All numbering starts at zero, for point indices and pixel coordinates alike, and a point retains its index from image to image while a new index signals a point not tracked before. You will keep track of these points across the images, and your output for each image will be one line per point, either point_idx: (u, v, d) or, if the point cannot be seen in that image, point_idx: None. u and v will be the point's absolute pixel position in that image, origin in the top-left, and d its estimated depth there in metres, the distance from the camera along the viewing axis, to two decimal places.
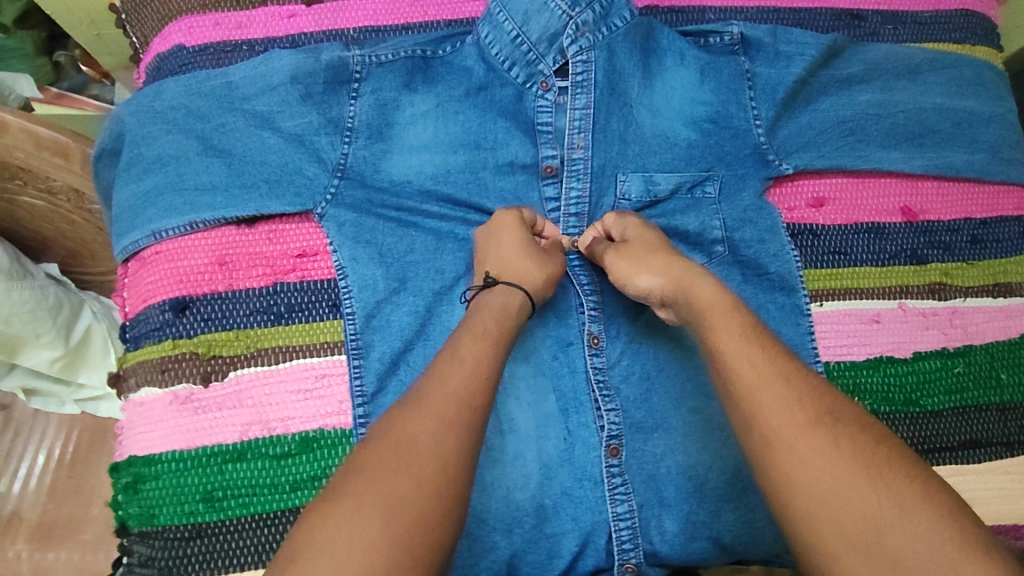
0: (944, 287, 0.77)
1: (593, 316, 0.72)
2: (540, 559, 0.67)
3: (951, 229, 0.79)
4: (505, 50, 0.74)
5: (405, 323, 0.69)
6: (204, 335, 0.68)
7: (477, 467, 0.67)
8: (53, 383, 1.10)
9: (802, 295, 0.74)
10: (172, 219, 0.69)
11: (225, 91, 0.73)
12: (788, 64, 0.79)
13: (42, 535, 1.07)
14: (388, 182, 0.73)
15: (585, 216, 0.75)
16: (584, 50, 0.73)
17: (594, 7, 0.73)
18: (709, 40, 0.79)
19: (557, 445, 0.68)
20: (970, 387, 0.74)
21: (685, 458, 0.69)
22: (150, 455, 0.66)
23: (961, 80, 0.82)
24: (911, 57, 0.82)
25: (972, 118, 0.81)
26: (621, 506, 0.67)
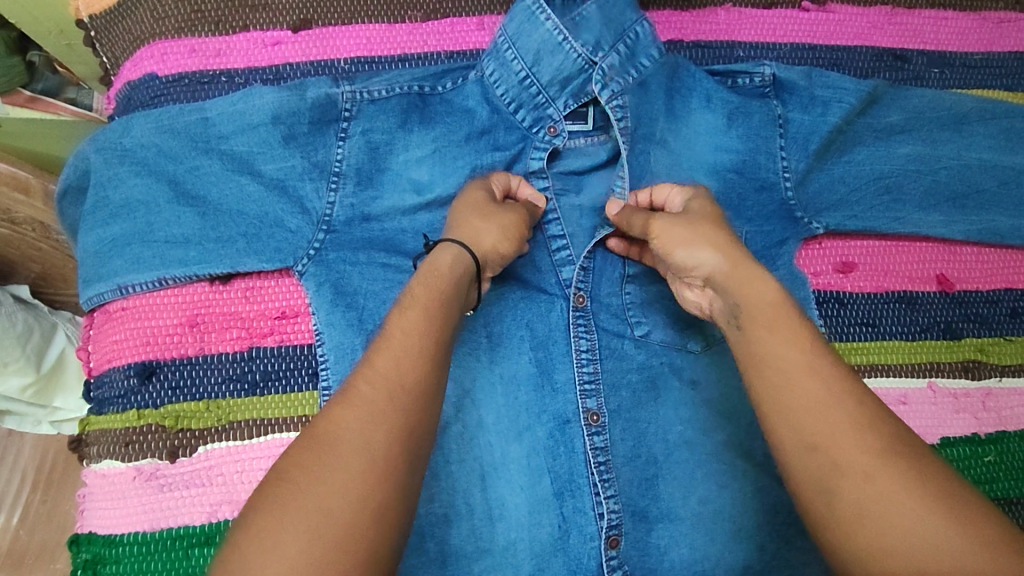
0: (979, 365, 0.72)
1: (592, 390, 0.65)
2: None
3: (989, 301, 0.74)
4: (512, 91, 0.66)
5: None
6: (171, 405, 0.63)
7: (464, 558, 0.63)
8: (25, 405, 0.97)
9: None
10: (141, 273, 0.63)
11: (201, 129, 0.65)
12: (824, 111, 0.71)
13: (11, 562, 0.99)
14: (375, 234, 0.65)
15: (591, 274, 0.68)
16: (617, 94, 0.65)
17: (618, 48, 0.65)
18: (738, 80, 0.70)
19: (550, 532, 0.63)
20: (1001, 478, 0.69)
21: (690, 552, 0.64)
22: (111, 536, 0.61)
23: (1010, 132, 0.73)
24: (958, 107, 0.73)
25: (1021, 177, 0.72)
26: None
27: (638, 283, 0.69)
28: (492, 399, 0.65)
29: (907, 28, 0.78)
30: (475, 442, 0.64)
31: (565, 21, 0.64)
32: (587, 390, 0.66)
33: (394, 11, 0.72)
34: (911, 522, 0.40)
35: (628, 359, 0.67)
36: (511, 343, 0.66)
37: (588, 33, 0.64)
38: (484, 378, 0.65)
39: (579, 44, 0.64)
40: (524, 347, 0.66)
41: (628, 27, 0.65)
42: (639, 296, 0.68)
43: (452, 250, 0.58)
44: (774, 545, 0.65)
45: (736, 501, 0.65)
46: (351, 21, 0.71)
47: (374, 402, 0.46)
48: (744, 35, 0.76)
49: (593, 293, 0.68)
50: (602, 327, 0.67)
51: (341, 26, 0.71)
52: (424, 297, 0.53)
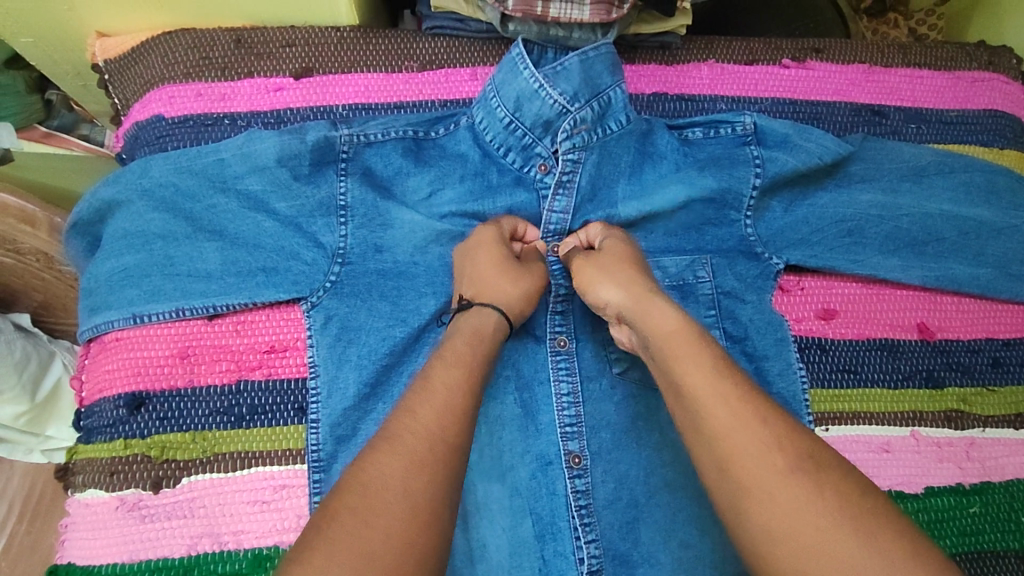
0: (962, 414, 0.72)
1: (574, 432, 0.66)
2: None
3: (971, 350, 0.74)
4: (499, 137, 0.69)
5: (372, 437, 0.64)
6: (159, 436, 0.64)
7: None
8: (17, 433, 0.98)
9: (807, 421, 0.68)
10: (157, 305, 0.65)
11: (217, 169, 0.68)
12: (801, 158, 0.73)
13: None
14: (360, 267, 0.67)
15: (570, 315, 0.69)
16: (576, 148, 0.68)
17: (592, 106, 0.68)
18: (720, 129, 0.73)
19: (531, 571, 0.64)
20: (986, 530, 0.68)
21: None
22: (90, 567, 0.61)
23: (970, 186, 0.77)
24: (917, 159, 0.77)
25: (981, 228, 0.75)
26: None
27: None
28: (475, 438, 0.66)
29: (883, 85, 0.81)
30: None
31: (546, 73, 0.67)
32: (569, 433, 0.66)
33: (393, 61, 0.76)
34: (817, 522, 0.42)
35: (608, 398, 0.68)
36: (496, 383, 0.67)
37: (566, 84, 0.67)
38: None
39: (556, 94, 0.67)
40: (509, 387, 0.67)
41: (603, 90, 0.69)
42: None
43: (491, 314, 0.61)
44: None
45: (717, 546, 0.65)
46: (351, 70, 0.75)
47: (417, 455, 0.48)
48: (726, 89, 0.79)
49: (575, 335, 0.69)
50: (584, 366, 0.68)
51: (342, 74, 0.75)
52: (461, 357, 0.56)
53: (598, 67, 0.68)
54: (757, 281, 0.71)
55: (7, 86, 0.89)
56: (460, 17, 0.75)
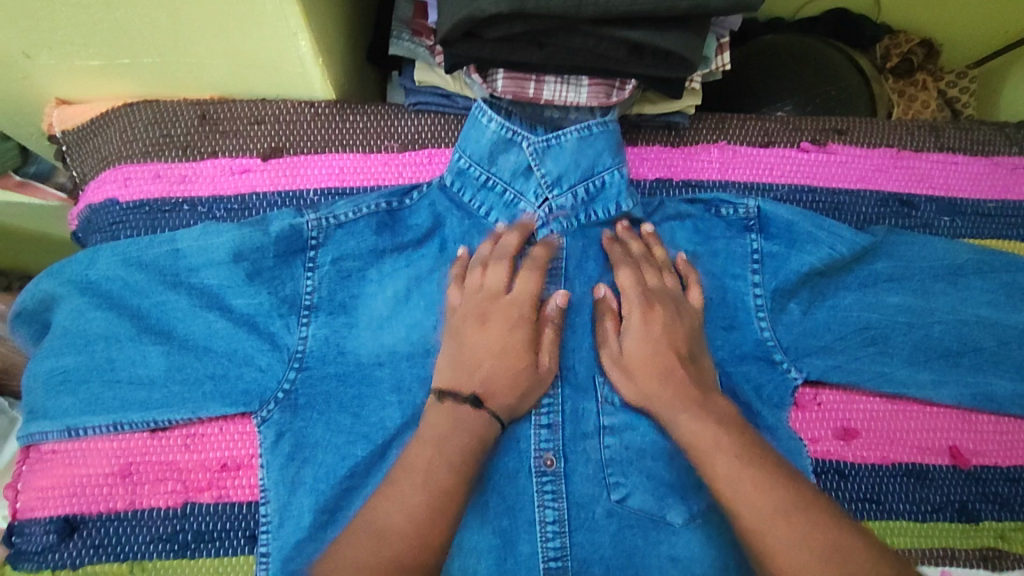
0: (1000, 554, 0.64)
1: (557, 567, 0.61)
2: None
3: (1008, 479, 0.66)
4: (476, 197, 0.65)
5: None
6: (93, 566, 0.58)
7: None
8: None
9: None
10: (94, 417, 0.59)
11: (170, 261, 0.62)
12: (809, 252, 0.66)
13: None
14: (329, 362, 0.61)
15: (559, 429, 0.63)
16: (555, 235, 0.65)
17: (578, 190, 0.65)
18: (722, 209, 0.68)
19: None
20: None
21: None
22: None
23: (1012, 288, 0.69)
24: (953, 258, 0.69)
25: None
26: None
27: (620, 441, 0.63)
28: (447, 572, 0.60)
29: (913, 172, 0.75)
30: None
31: (535, 150, 0.63)
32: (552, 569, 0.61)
33: (372, 140, 0.71)
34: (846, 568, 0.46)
35: (603, 529, 0.62)
36: (472, 508, 0.61)
37: (553, 164, 0.64)
38: None
39: (538, 175, 0.64)
40: (487, 513, 0.61)
41: (598, 172, 0.65)
42: (619, 456, 0.63)
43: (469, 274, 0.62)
44: None
45: None
46: (324, 149, 0.70)
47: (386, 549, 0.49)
48: (740, 174, 0.73)
49: (564, 453, 0.63)
50: (574, 490, 0.62)
51: (312, 154, 0.70)
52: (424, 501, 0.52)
53: (596, 145, 0.64)
54: (771, 393, 0.65)
55: None
56: (445, 92, 0.70)
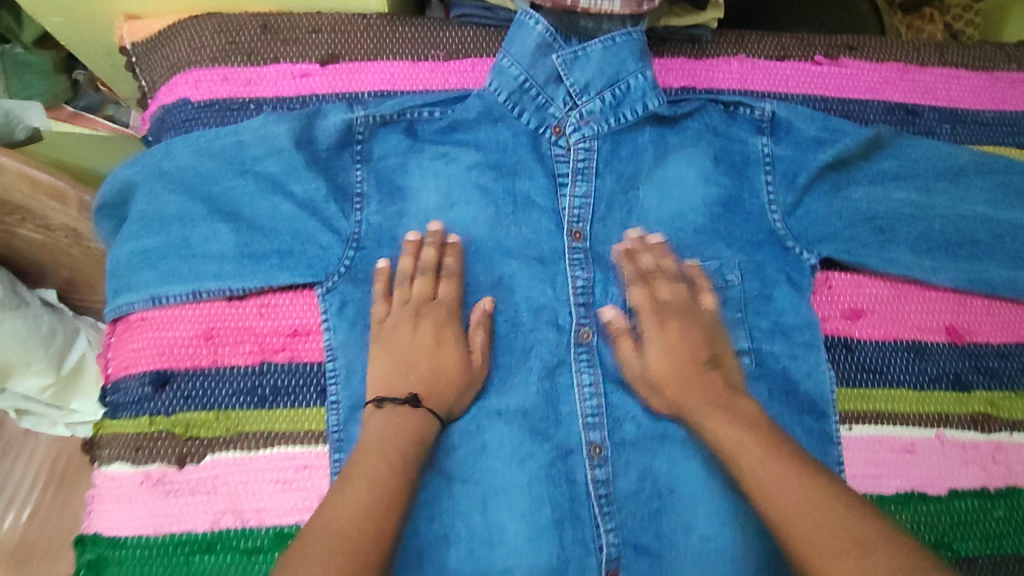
0: (989, 418, 0.71)
1: (595, 422, 0.68)
2: None
3: (999, 355, 0.73)
4: (512, 95, 0.73)
5: None
6: (183, 413, 0.64)
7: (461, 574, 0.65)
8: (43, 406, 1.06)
9: (835, 422, 0.69)
10: (174, 286, 0.66)
11: (236, 151, 0.69)
12: (816, 149, 0.74)
13: (21, 555, 1.08)
14: (390, 236, 0.70)
15: (594, 306, 0.70)
16: (587, 137, 0.73)
17: (606, 95, 0.73)
18: (738, 110, 0.76)
19: (547, 560, 0.64)
20: (1010, 533, 0.68)
21: None
22: (116, 536, 0.62)
23: (1008, 188, 0.75)
24: (954, 160, 0.76)
25: (1016, 232, 0.74)
26: None
27: None
28: (495, 424, 0.67)
29: (918, 84, 0.81)
30: (477, 466, 0.66)
31: (564, 61, 0.72)
32: (591, 422, 0.68)
33: (419, 49, 0.77)
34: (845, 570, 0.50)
35: (634, 391, 0.70)
36: (517, 373, 0.69)
37: (581, 73, 0.72)
38: (487, 403, 0.68)
39: (567, 83, 0.72)
40: (531, 377, 0.68)
41: (624, 77, 0.73)
42: None
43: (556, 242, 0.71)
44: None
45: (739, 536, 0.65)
46: (375, 57, 0.76)
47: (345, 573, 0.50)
48: (758, 85, 0.79)
49: (600, 327, 0.70)
50: (607, 358, 0.70)
51: (366, 61, 0.76)
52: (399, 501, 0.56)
53: (620, 54, 0.72)
54: (788, 275, 0.72)
55: (36, 66, 0.93)
56: (487, 6, 0.77)
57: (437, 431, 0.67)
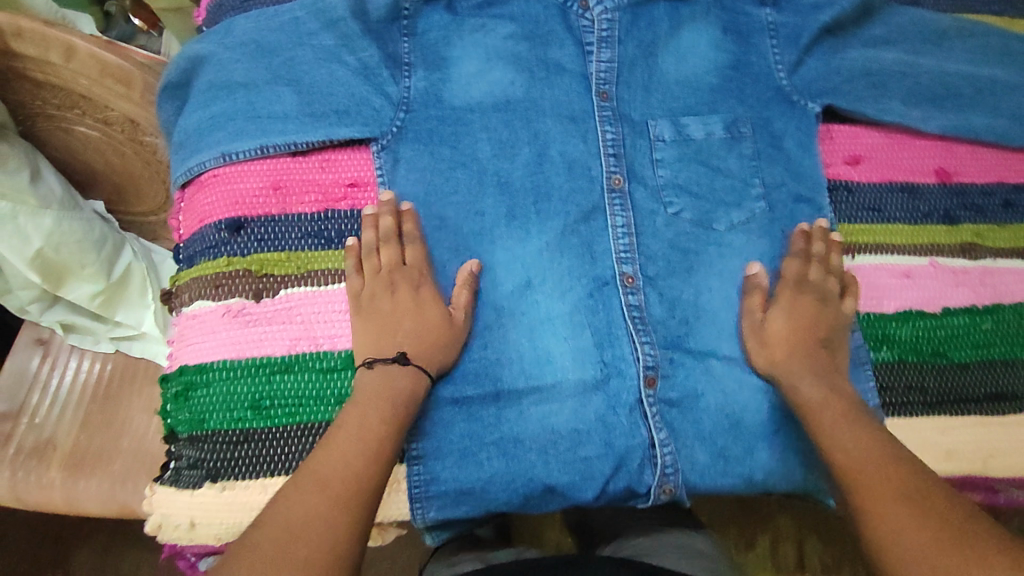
0: (976, 247, 0.79)
1: (628, 257, 0.75)
2: (575, 480, 0.68)
3: (984, 193, 0.80)
4: None
5: (446, 259, 0.73)
6: (258, 254, 0.69)
7: (515, 390, 0.71)
8: (90, 320, 1.15)
9: (832, 253, 0.76)
10: (243, 142, 0.71)
11: (294, 27, 0.76)
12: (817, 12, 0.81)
13: (74, 462, 1.08)
14: (437, 96, 0.76)
15: (623, 159, 0.77)
16: (609, 9, 0.80)
17: None
18: None
19: (591, 375, 0.71)
20: (997, 342, 0.76)
21: (722, 395, 0.72)
22: (202, 364, 0.67)
23: (987, 49, 0.84)
24: (937, 24, 0.83)
25: (994, 86, 0.82)
26: (662, 433, 0.70)
27: (671, 171, 0.78)
28: (536, 261, 0.74)
29: None
30: (525, 297, 0.73)
31: None
32: (623, 256, 0.75)
33: None
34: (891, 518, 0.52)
35: (660, 234, 0.76)
36: (555, 216, 0.75)
37: None
38: (529, 242, 0.74)
39: None
40: (569, 220, 0.75)
41: None
42: (672, 182, 0.77)
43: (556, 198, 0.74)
44: None
45: None
46: None
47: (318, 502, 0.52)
48: None
49: (628, 175, 0.77)
50: (636, 203, 0.77)
51: None
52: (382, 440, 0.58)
53: None
54: (796, 126, 0.79)
55: None
56: None
57: (485, 269, 0.73)
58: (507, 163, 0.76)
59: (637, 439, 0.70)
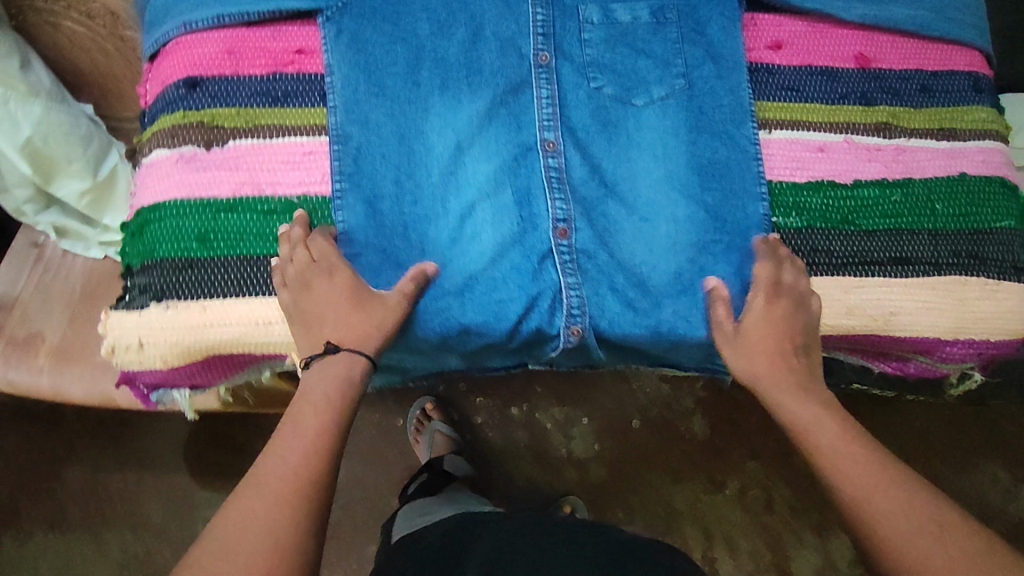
0: (890, 127, 0.83)
1: (550, 124, 0.78)
2: (488, 320, 0.73)
3: (901, 78, 0.84)
4: None
5: (383, 122, 0.76)
6: (210, 108, 0.75)
7: (435, 239, 0.75)
8: (81, 223, 1.21)
9: (751, 127, 0.80)
10: (201, 12, 0.76)
11: None
12: None
13: (61, 355, 1.16)
14: None
15: (552, 36, 0.79)
16: None
17: None
18: None
19: (510, 227, 0.75)
20: (905, 213, 0.80)
21: (635, 252, 0.77)
22: (155, 203, 0.73)
23: None
24: None
25: None
26: (572, 279, 0.75)
27: (598, 51, 0.80)
28: (463, 124, 0.77)
29: None
30: (452, 157, 0.76)
31: None
32: (546, 123, 0.78)
33: None
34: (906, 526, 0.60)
35: (584, 105, 0.79)
36: (486, 85, 0.78)
37: None
38: (456, 105, 0.77)
39: None
40: (499, 92, 0.78)
41: None
42: (599, 60, 0.80)
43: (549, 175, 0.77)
44: (704, 257, 0.77)
45: (673, 214, 0.78)
46: None
47: (286, 498, 0.60)
48: None
49: (556, 52, 0.79)
50: (562, 77, 0.79)
51: None
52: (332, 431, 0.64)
53: None
54: (720, 12, 0.82)
55: None
56: None
57: (416, 131, 0.76)
58: (444, 40, 0.78)
59: (549, 285, 0.75)
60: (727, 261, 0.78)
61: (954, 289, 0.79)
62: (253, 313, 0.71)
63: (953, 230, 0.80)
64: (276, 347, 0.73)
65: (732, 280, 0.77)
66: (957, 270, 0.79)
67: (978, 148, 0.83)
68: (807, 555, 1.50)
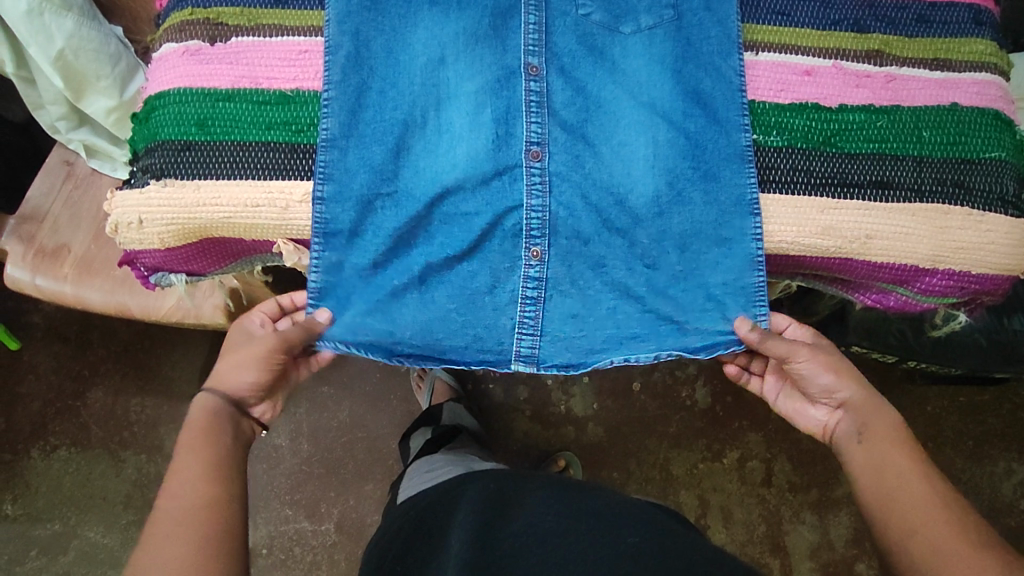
0: (882, 55, 0.82)
1: (535, 50, 0.79)
2: (453, 232, 0.80)
3: (897, 6, 0.84)
4: None
5: (382, 44, 0.79)
6: (216, 7, 0.80)
7: (414, 154, 0.79)
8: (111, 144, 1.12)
9: (738, 60, 0.81)
10: None
11: None
12: None
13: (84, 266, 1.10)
14: None
15: None
16: None
17: None
18: None
19: (486, 142, 0.78)
20: (890, 139, 0.80)
21: (610, 178, 0.80)
22: (161, 92, 0.79)
23: None
24: None
25: None
26: (535, 201, 0.79)
27: None
28: (453, 50, 0.79)
29: None
30: (435, 73, 0.79)
31: None
32: (531, 47, 0.79)
33: None
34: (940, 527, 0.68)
35: (571, 33, 0.80)
36: (475, 3, 0.79)
37: None
38: (446, 30, 0.79)
39: None
40: (487, 15, 0.79)
41: None
42: None
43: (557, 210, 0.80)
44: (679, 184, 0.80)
45: (653, 141, 0.80)
46: None
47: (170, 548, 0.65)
48: None
49: None
50: (551, 6, 0.80)
51: None
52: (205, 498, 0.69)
53: None
54: None
55: None
56: None
57: (403, 45, 0.79)
58: None
59: (515, 203, 0.79)
60: (704, 189, 0.79)
61: (934, 218, 0.78)
62: (243, 195, 0.77)
63: (939, 158, 0.80)
64: (261, 231, 0.80)
65: (706, 207, 0.79)
66: (941, 198, 0.79)
67: (974, 80, 0.82)
68: (803, 532, 1.45)
